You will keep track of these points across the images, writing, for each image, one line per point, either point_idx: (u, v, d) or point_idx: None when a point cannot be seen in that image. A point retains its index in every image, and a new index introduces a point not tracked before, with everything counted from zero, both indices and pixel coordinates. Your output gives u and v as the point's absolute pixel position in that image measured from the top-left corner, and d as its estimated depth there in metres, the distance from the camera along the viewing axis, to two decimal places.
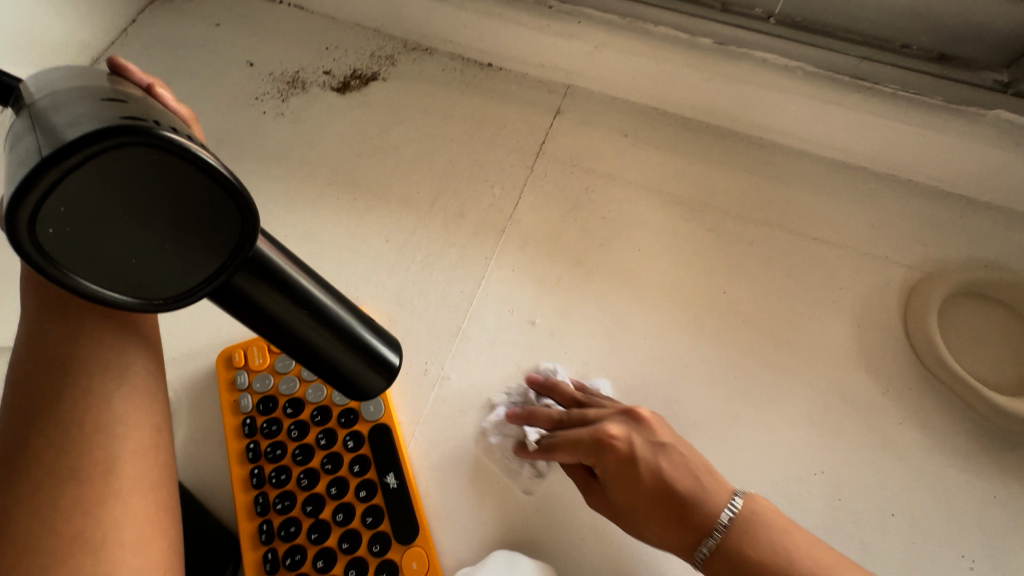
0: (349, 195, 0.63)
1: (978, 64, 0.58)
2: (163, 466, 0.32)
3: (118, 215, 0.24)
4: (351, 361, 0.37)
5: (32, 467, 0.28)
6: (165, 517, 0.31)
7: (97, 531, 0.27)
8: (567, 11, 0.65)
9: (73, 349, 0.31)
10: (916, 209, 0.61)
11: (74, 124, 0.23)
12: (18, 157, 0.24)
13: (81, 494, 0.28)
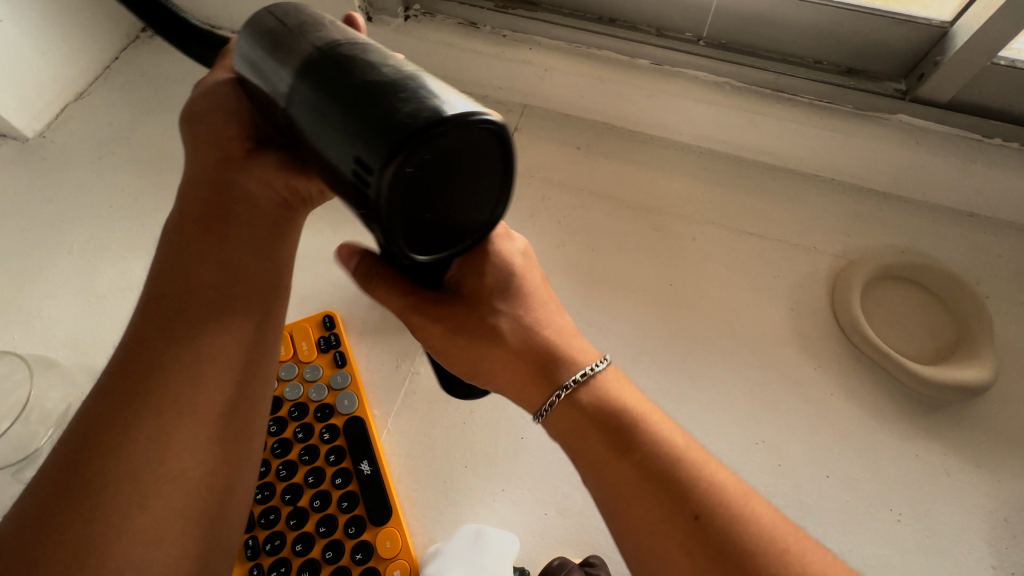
0: (324, 210, 0.67)
1: (880, 76, 0.65)
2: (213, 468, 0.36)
3: (445, 173, 0.28)
4: None
5: (108, 436, 0.33)
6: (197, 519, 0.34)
7: (129, 516, 0.32)
8: (519, 38, 0.71)
9: (178, 334, 0.36)
10: (838, 204, 0.69)
11: (436, 95, 0.27)
12: (406, 102, 0.26)
13: (126, 477, 0.32)
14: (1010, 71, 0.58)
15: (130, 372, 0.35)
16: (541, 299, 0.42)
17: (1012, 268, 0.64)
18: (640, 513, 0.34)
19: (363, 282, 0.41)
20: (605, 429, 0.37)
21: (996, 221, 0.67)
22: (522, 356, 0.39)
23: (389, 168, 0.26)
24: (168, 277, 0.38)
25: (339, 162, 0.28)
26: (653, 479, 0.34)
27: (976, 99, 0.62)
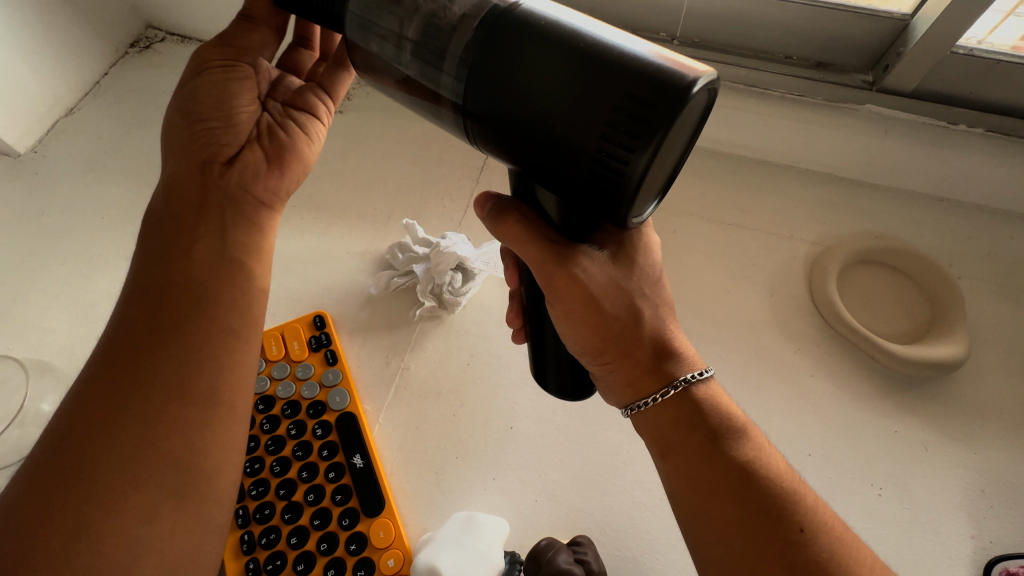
0: (312, 214, 0.69)
1: (848, 68, 0.68)
2: (197, 447, 0.37)
3: (671, 145, 0.30)
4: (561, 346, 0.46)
5: (96, 421, 0.35)
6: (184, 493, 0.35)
7: (115, 494, 0.33)
8: None
9: (158, 322, 0.38)
10: (814, 195, 0.71)
11: (669, 72, 0.27)
12: (644, 91, 0.27)
13: (112, 457, 0.34)
14: (970, 59, 0.60)
15: (118, 360, 0.37)
16: (666, 301, 0.43)
17: (983, 250, 0.66)
18: (728, 511, 0.36)
19: (494, 224, 0.41)
20: (710, 427, 0.39)
21: (967, 206, 0.69)
22: (638, 342, 0.41)
23: (642, 147, 0.27)
24: (147, 277, 0.40)
25: (558, 134, 0.30)
26: (752, 484, 0.36)
27: (940, 87, 0.64)
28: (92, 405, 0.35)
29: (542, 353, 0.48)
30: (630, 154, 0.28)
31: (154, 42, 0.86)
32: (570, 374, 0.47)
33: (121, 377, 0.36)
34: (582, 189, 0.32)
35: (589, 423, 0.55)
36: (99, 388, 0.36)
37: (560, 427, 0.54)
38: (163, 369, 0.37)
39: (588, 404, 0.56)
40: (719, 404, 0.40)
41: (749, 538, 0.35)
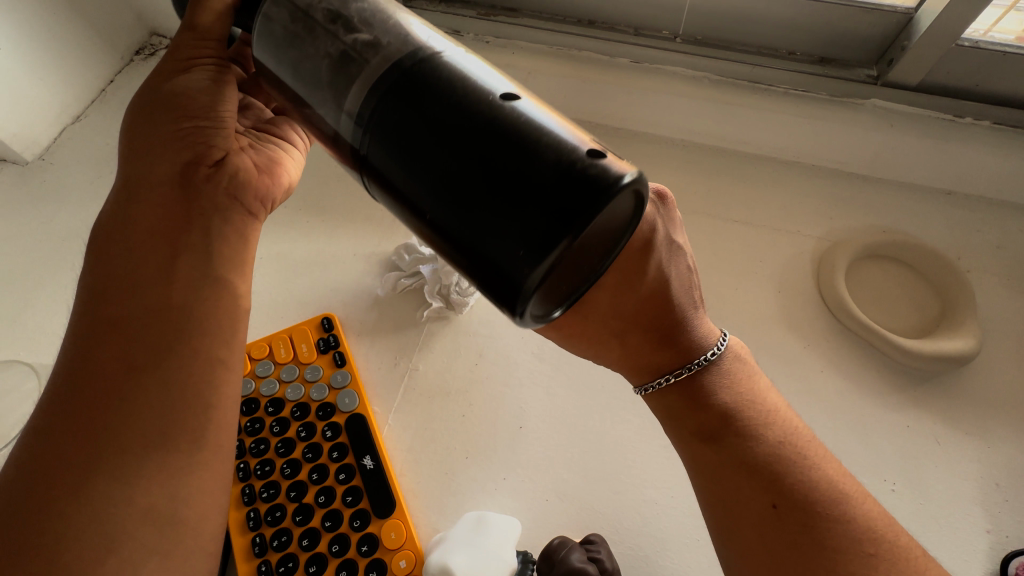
0: (318, 217, 0.69)
1: (852, 63, 0.68)
2: (180, 475, 0.36)
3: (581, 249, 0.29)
4: None
5: (68, 461, 0.34)
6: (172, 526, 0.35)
7: (99, 534, 0.33)
8: (502, 44, 0.74)
9: (130, 354, 0.37)
10: (820, 190, 0.71)
11: (582, 177, 0.27)
12: (556, 196, 0.26)
13: (87, 498, 0.33)
14: (975, 52, 0.60)
15: (84, 399, 0.36)
16: (680, 279, 0.41)
17: (992, 242, 0.65)
18: (731, 491, 0.37)
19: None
20: (715, 407, 0.39)
21: (975, 198, 0.69)
22: (649, 327, 0.40)
23: (533, 264, 0.26)
24: (113, 313, 0.38)
25: (457, 231, 0.29)
26: (754, 463, 0.37)
27: (946, 80, 0.64)
28: (58, 455, 0.34)
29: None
30: (522, 267, 0.27)
31: (160, 49, 0.87)
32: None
33: (90, 424, 0.35)
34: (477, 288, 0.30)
35: (599, 421, 0.54)
36: (66, 436, 0.35)
37: (570, 425, 0.54)
38: (135, 416, 0.36)
39: (598, 402, 0.55)
40: (732, 381, 0.40)
41: (749, 515, 0.36)
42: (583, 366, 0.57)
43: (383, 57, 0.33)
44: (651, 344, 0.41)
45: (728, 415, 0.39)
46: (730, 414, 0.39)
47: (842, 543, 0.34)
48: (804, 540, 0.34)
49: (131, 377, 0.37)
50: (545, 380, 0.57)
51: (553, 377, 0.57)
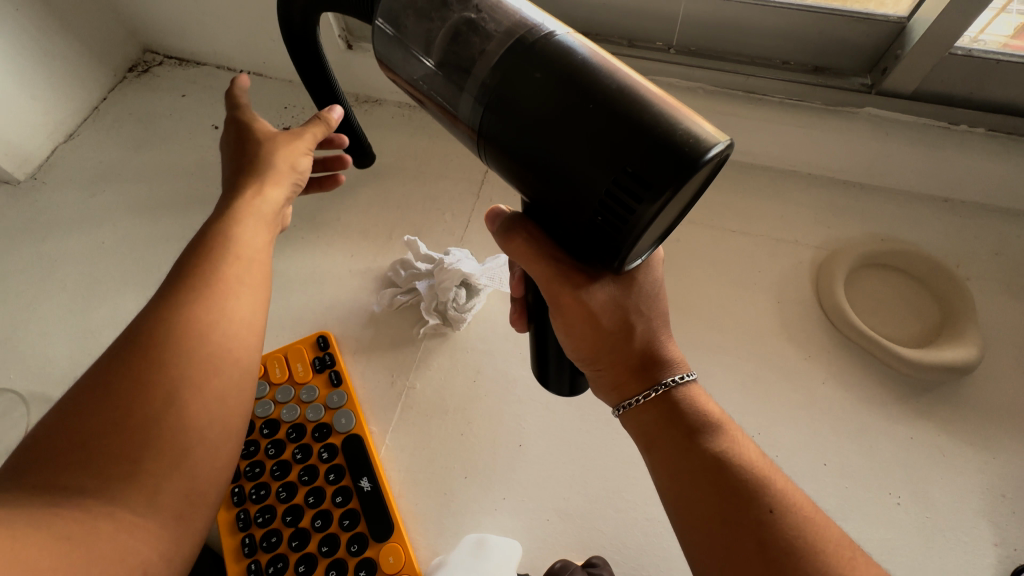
0: (314, 233, 0.69)
1: (847, 72, 0.68)
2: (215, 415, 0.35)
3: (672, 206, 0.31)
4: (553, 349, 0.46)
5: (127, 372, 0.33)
6: (190, 470, 0.33)
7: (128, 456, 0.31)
8: None
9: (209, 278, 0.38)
10: (817, 199, 0.70)
11: (686, 137, 0.28)
12: (661, 151, 0.28)
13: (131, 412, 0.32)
14: (968, 61, 0.60)
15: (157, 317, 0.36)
16: (664, 309, 0.41)
17: (990, 249, 0.65)
18: (703, 505, 0.35)
19: (503, 244, 0.40)
20: (682, 423, 0.38)
21: (972, 205, 0.69)
22: (630, 353, 0.39)
23: (651, 198, 0.28)
24: (212, 233, 0.42)
25: (570, 170, 0.30)
26: (728, 477, 0.35)
27: (940, 88, 0.64)
28: (158, 336, 0.35)
29: (545, 355, 0.47)
30: (639, 201, 0.28)
31: (152, 66, 0.86)
32: (571, 375, 0.47)
33: (192, 314, 0.36)
34: (584, 223, 0.32)
35: (600, 438, 0.54)
36: (165, 324, 0.35)
37: (570, 442, 0.54)
38: (233, 315, 0.38)
39: (598, 419, 0.55)
40: (704, 406, 0.39)
41: (722, 528, 0.34)
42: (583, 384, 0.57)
43: (493, 34, 0.32)
44: (630, 363, 0.39)
45: (695, 437, 0.37)
46: (697, 436, 0.37)
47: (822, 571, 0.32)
48: (779, 551, 0.33)
49: (233, 283, 0.39)
50: (546, 396, 0.56)
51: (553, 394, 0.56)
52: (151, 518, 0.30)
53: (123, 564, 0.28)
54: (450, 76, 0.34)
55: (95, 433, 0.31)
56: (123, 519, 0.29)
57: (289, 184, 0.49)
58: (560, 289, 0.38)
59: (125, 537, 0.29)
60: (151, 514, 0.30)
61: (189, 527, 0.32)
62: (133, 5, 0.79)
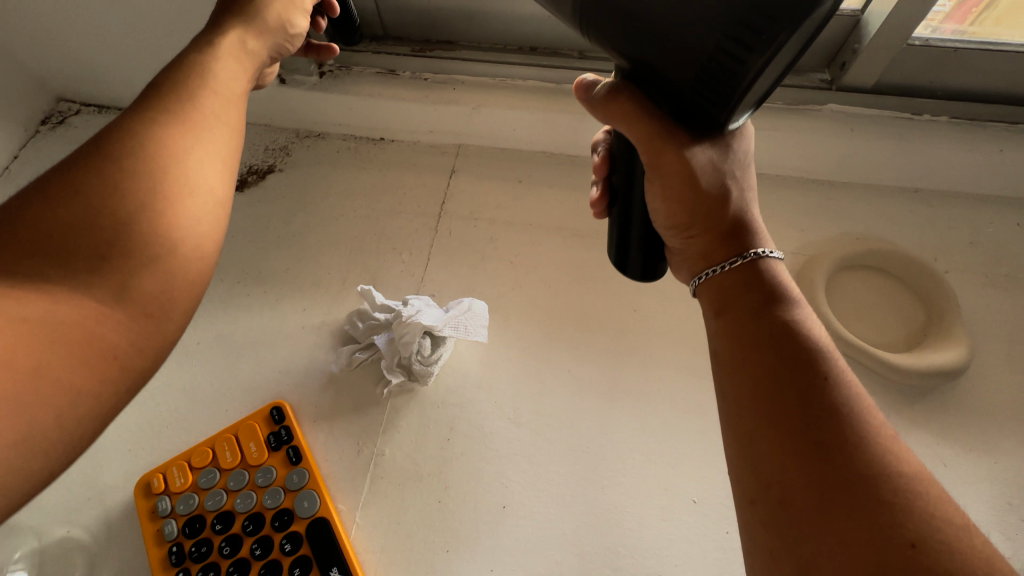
0: (260, 289, 0.63)
1: (805, 69, 0.66)
2: (179, 237, 0.30)
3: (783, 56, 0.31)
4: (640, 220, 0.45)
5: (84, 172, 0.30)
6: (149, 291, 0.29)
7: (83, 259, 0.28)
8: (442, 80, 0.70)
9: (177, 99, 0.34)
10: (788, 201, 0.68)
11: None
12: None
13: (83, 215, 0.29)
14: (927, 50, 0.59)
15: (127, 123, 0.32)
16: (754, 192, 0.41)
17: (964, 238, 0.64)
18: (753, 357, 0.33)
19: (605, 108, 0.40)
20: (755, 288, 0.36)
21: (941, 194, 0.67)
22: (723, 219, 0.39)
23: (753, 55, 0.29)
24: (182, 66, 0.37)
25: (676, 27, 0.31)
26: (794, 338, 0.32)
27: (898, 79, 0.62)
28: (125, 148, 0.31)
29: (628, 231, 0.46)
30: (749, 53, 0.29)
31: (69, 116, 0.79)
32: (651, 252, 0.46)
33: (160, 132, 0.32)
34: (687, 84, 0.34)
35: (589, 490, 0.50)
36: (128, 140, 0.31)
37: (556, 496, 0.50)
38: (205, 148, 0.33)
39: (585, 468, 0.51)
40: (787, 284, 0.36)
41: (771, 381, 0.31)
42: (567, 431, 0.53)
43: None
44: (715, 233, 0.39)
45: (766, 303, 0.35)
46: (770, 303, 0.35)
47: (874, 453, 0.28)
48: (827, 413, 0.29)
49: (203, 118, 0.34)
50: (527, 448, 0.52)
51: (535, 444, 0.52)
52: (118, 311, 0.28)
53: (89, 349, 0.27)
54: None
55: (54, 229, 0.28)
56: (86, 308, 0.27)
57: (276, 42, 0.44)
58: (663, 148, 0.38)
59: (88, 325, 0.27)
60: (117, 308, 0.28)
61: (163, 328, 0.30)
62: (39, 52, 0.72)
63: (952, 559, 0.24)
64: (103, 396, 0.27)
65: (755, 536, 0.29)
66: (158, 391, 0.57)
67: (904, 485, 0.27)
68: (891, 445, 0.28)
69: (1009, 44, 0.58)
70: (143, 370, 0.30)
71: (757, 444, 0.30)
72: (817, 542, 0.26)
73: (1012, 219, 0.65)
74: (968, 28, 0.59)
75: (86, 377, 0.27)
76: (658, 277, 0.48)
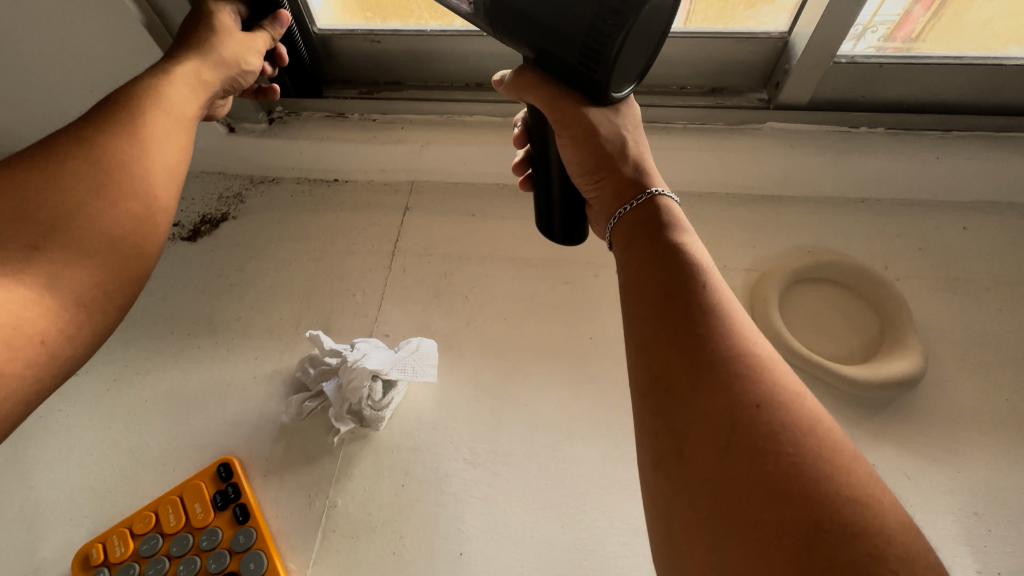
0: (212, 340, 0.62)
1: (743, 90, 0.67)
2: (124, 243, 0.36)
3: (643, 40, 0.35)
4: (556, 189, 0.48)
5: (48, 165, 0.35)
6: (91, 286, 0.33)
7: (36, 244, 0.32)
8: (390, 120, 0.71)
9: (139, 118, 0.40)
10: (739, 218, 0.69)
11: None
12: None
13: (41, 202, 0.33)
14: (853, 67, 0.60)
15: (88, 131, 0.37)
16: (648, 150, 0.44)
17: (913, 245, 0.64)
18: (643, 272, 0.35)
19: (513, 79, 0.42)
20: (648, 214, 0.39)
21: (887, 203, 0.68)
22: (624, 169, 0.42)
23: (621, 26, 0.32)
24: (139, 83, 0.42)
25: (554, 11, 0.34)
26: (680, 259, 0.35)
27: (833, 95, 0.64)
28: (73, 157, 0.36)
29: (548, 197, 0.50)
30: (613, 31, 0.32)
31: None
32: (568, 217, 0.50)
33: (117, 142, 0.37)
34: (572, 62, 0.36)
35: (548, 529, 0.49)
36: (87, 146, 0.36)
37: (515, 537, 0.48)
38: (150, 158, 0.38)
39: (543, 506, 0.50)
40: (677, 219, 0.39)
41: (660, 295, 0.33)
42: (524, 467, 0.52)
43: None
44: (614, 183, 0.42)
45: (660, 233, 0.37)
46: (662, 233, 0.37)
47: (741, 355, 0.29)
48: (703, 318, 0.31)
49: (155, 134, 0.40)
50: (484, 489, 0.50)
51: (492, 484, 0.51)
52: (53, 300, 0.31)
53: (18, 334, 0.29)
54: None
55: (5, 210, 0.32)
56: (22, 294, 0.30)
57: (232, 73, 0.49)
58: (562, 106, 0.40)
59: (22, 309, 0.30)
60: (51, 297, 0.31)
61: (90, 322, 0.33)
62: None
63: (794, 415, 0.27)
64: (25, 381, 0.29)
65: (644, 426, 0.30)
66: (104, 455, 0.55)
67: (765, 380, 0.28)
68: (750, 333, 0.31)
69: (929, 56, 0.60)
70: (69, 359, 0.33)
71: (647, 348, 0.32)
72: (688, 416, 0.28)
73: (959, 223, 0.66)
74: (911, 44, 0.60)
75: (12, 361, 0.29)
76: (581, 241, 0.52)
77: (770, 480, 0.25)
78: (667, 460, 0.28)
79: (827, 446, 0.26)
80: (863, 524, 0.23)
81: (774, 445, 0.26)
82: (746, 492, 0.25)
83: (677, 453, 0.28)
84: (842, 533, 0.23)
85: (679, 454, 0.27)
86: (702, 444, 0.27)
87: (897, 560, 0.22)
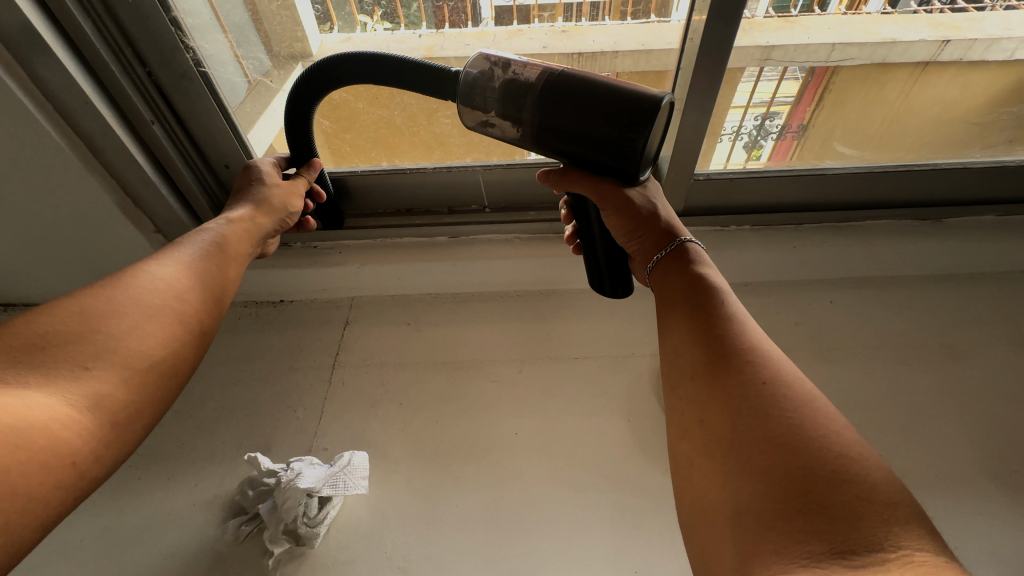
0: (153, 469, 0.64)
1: None
2: (156, 367, 0.42)
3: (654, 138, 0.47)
4: (603, 249, 0.60)
5: (122, 292, 0.43)
6: (121, 406, 0.39)
7: (86, 364, 0.39)
8: (329, 246, 0.80)
9: (196, 261, 0.51)
10: (644, 312, 0.76)
11: (645, 94, 0.45)
12: (635, 108, 0.44)
13: (113, 324, 0.41)
14: (711, 182, 0.72)
15: (160, 267, 0.48)
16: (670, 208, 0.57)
17: (790, 320, 0.75)
18: (673, 297, 0.47)
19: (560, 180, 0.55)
20: (675, 258, 0.50)
21: (765, 285, 0.80)
22: (658, 222, 0.54)
23: (644, 130, 0.44)
24: (205, 231, 0.55)
25: (591, 135, 0.46)
26: (698, 284, 0.46)
27: (703, 203, 0.76)
28: (136, 288, 0.44)
29: (598, 264, 0.62)
30: (635, 137, 0.45)
31: None
32: (620, 273, 0.61)
33: (182, 279, 0.48)
34: (606, 163, 0.48)
35: None
36: (159, 279, 0.46)
37: None
38: (204, 295, 0.49)
39: None
40: (697, 254, 0.51)
41: (686, 311, 0.45)
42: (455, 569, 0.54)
43: (503, 76, 0.49)
44: (652, 237, 0.53)
45: (676, 276, 0.49)
46: (681, 273, 0.49)
47: (753, 349, 0.39)
48: (717, 326, 0.42)
49: (209, 274, 0.51)
50: None
51: None
52: (89, 419, 0.37)
53: (56, 453, 0.33)
54: (506, 109, 0.49)
55: (80, 331, 0.40)
56: (65, 413, 0.35)
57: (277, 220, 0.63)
58: (602, 186, 0.52)
59: (64, 424, 0.35)
60: (88, 418, 0.36)
61: (116, 443, 0.38)
62: None
63: (792, 391, 0.36)
64: (50, 502, 0.32)
65: (677, 407, 0.41)
66: None
67: (775, 369, 0.38)
68: (762, 337, 0.41)
69: (767, 171, 0.72)
70: (90, 479, 0.36)
71: (679, 348, 0.43)
72: (710, 395, 0.38)
73: (825, 298, 0.77)
74: (791, 160, 0.74)
75: (44, 481, 0.32)
76: (628, 292, 0.64)
77: (772, 436, 0.34)
78: (694, 428, 0.38)
79: (822, 417, 0.35)
80: (849, 476, 0.31)
81: (778, 412, 0.35)
82: (753, 443, 0.34)
83: (699, 422, 0.38)
84: (829, 478, 0.31)
85: (701, 422, 0.38)
86: (719, 413, 0.37)
87: (875, 501, 0.30)
